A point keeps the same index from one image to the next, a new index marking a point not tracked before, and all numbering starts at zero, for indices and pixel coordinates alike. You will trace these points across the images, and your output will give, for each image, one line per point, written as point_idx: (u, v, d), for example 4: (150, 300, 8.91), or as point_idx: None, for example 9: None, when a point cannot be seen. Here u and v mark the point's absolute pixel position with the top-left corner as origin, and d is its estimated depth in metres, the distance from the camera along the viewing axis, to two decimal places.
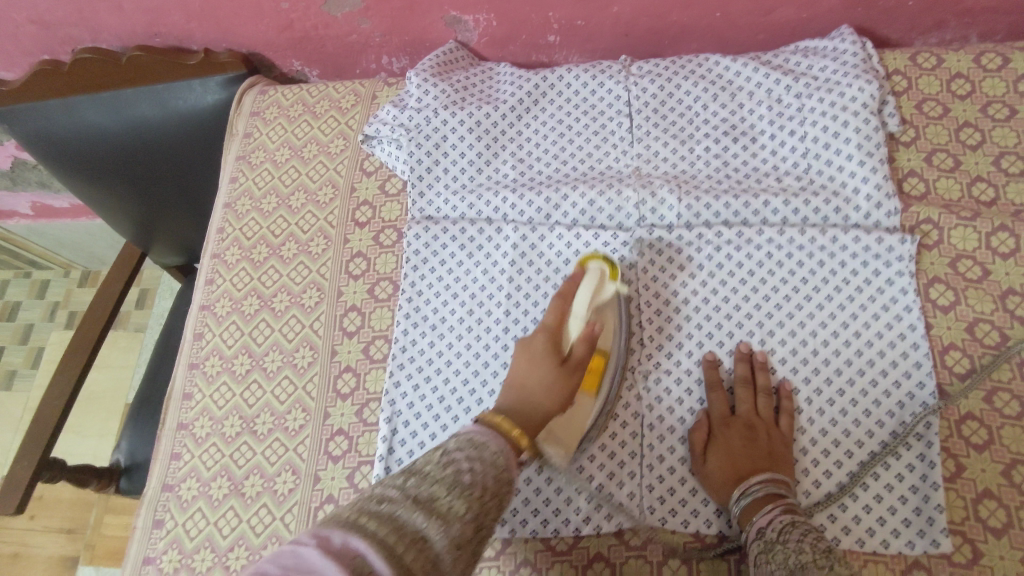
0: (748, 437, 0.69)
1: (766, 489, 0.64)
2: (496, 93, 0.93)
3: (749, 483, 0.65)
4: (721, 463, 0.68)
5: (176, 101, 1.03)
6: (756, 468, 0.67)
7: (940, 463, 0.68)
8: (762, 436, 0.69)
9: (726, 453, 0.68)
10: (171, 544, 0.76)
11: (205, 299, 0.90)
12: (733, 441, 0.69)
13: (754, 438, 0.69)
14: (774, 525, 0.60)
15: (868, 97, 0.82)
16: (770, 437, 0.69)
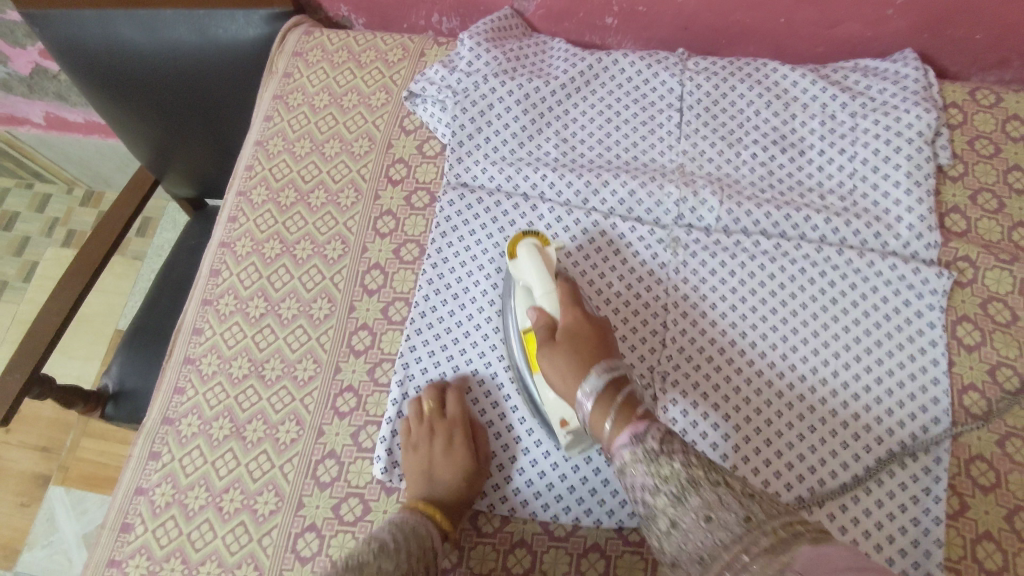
0: (582, 329, 0.67)
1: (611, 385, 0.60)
2: (548, 68, 0.91)
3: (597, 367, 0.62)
4: (569, 354, 0.65)
5: (216, 30, 0.99)
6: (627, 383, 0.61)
7: (946, 500, 0.68)
8: (601, 337, 0.67)
9: (583, 342, 0.65)
10: (165, 478, 0.75)
11: (226, 235, 0.88)
12: (587, 332, 0.67)
13: (606, 343, 0.66)
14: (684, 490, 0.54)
15: (924, 126, 0.81)
16: (600, 338, 0.66)
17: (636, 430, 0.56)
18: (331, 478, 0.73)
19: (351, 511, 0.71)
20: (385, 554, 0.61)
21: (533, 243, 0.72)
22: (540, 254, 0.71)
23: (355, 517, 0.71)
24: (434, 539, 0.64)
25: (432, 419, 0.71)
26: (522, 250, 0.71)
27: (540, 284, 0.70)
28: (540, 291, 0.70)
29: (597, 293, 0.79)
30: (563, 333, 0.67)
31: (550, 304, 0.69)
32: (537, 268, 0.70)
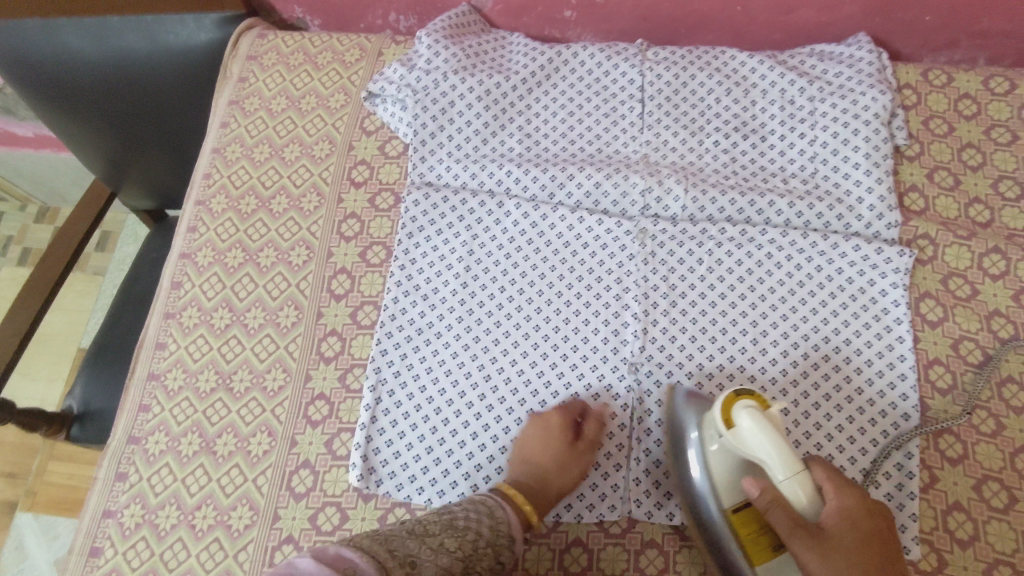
0: (863, 525, 0.55)
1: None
2: (508, 63, 0.90)
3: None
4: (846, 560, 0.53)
5: (166, 35, 0.95)
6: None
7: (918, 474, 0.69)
8: (882, 535, 0.56)
9: (860, 545, 0.54)
10: (134, 498, 0.73)
11: (186, 246, 0.86)
12: (868, 532, 0.55)
13: (882, 537, 0.55)
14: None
15: (880, 108, 0.82)
16: (879, 532, 0.55)
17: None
18: (306, 488, 0.72)
19: (329, 521, 0.70)
20: (452, 530, 0.58)
21: (752, 406, 0.57)
22: (765, 418, 0.56)
23: (333, 526, 0.70)
24: (512, 524, 0.62)
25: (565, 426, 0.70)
26: (739, 416, 0.57)
27: (785, 469, 0.54)
28: (781, 477, 0.55)
29: (568, 288, 0.78)
30: (823, 522, 0.54)
31: (805, 499, 0.54)
32: (778, 454, 0.54)
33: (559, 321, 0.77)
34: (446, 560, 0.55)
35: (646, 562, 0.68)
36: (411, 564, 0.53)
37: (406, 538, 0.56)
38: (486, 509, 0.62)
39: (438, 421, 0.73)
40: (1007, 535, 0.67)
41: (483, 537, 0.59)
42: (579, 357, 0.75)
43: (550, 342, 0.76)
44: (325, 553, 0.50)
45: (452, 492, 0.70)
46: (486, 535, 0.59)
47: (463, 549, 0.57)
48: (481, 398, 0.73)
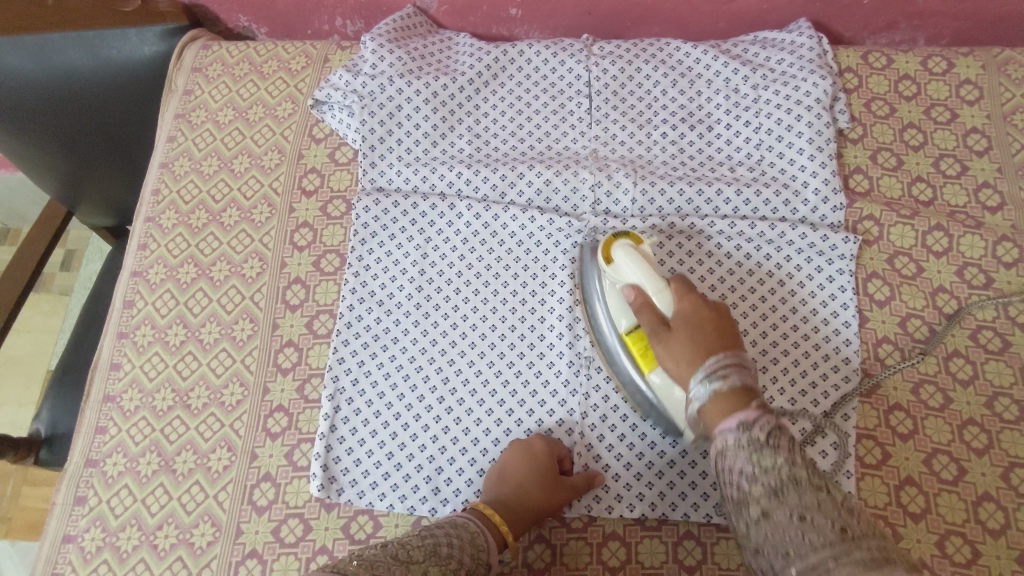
0: (705, 322, 0.60)
1: (740, 376, 0.55)
2: (454, 64, 0.90)
3: (718, 363, 0.56)
4: (686, 345, 0.59)
5: (109, 50, 0.94)
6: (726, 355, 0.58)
7: (853, 453, 0.71)
8: (726, 329, 0.61)
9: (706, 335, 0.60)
10: (94, 522, 0.72)
11: (137, 264, 0.85)
12: (709, 321, 0.61)
13: (724, 327, 0.61)
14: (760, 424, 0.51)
15: (821, 93, 0.83)
16: (723, 327, 0.61)
17: (742, 418, 0.52)
18: (268, 501, 0.72)
19: (292, 533, 0.70)
20: (435, 558, 0.56)
21: (627, 243, 0.66)
22: (638, 252, 0.65)
23: (296, 538, 0.70)
24: (490, 550, 0.62)
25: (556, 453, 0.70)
26: (616, 251, 0.65)
27: (651, 284, 0.63)
28: (650, 290, 0.63)
29: (521, 287, 0.79)
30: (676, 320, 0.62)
31: (664, 302, 0.62)
32: (644, 271, 0.63)
33: (515, 320, 0.77)
34: None
35: (609, 555, 0.68)
36: None
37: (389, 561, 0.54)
38: (460, 533, 0.61)
39: (399, 427, 0.73)
40: (957, 506, 0.69)
41: (465, 566, 0.58)
42: (533, 355, 0.76)
43: (506, 342, 0.76)
44: None
45: (413, 497, 0.70)
46: (469, 564, 0.59)
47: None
48: (439, 401, 0.74)
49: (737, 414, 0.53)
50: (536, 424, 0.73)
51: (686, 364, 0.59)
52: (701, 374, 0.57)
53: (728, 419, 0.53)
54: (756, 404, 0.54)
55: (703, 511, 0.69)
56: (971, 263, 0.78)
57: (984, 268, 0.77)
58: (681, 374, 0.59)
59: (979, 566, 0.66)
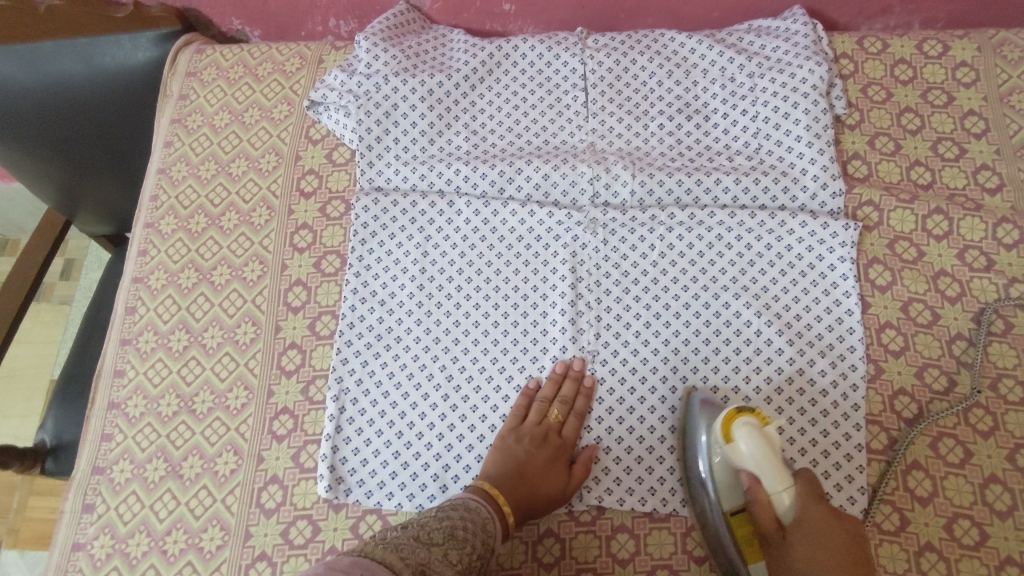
0: (831, 531, 0.58)
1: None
2: (449, 61, 0.90)
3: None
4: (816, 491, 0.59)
5: (102, 57, 0.93)
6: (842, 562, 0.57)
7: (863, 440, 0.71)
8: (851, 537, 0.59)
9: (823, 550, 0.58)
10: (103, 529, 0.72)
11: (137, 271, 0.85)
12: (826, 519, 0.59)
13: (852, 547, 0.58)
14: None
15: (817, 79, 0.83)
16: (852, 543, 0.58)
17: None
18: (276, 504, 0.72)
19: (301, 534, 0.70)
20: (454, 541, 0.56)
21: (751, 421, 0.61)
22: (762, 436, 0.60)
23: (306, 539, 0.70)
24: (496, 536, 0.62)
25: (552, 427, 0.71)
26: (738, 430, 0.61)
27: (774, 483, 0.60)
28: (772, 487, 0.60)
29: (523, 283, 0.79)
30: (794, 527, 0.59)
31: (785, 507, 0.60)
32: (767, 467, 0.59)
33: (517, 316, 0.77)
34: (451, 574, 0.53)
35: (617, 547, 0.68)
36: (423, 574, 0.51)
37: (407, 543, 0.54)
38: (473, 515, 0.61)
39: (405, 425, 0.73)
40: (964, 489, 0.69)
41: (477, 550, 0.58)
42: (537, 350, 0.76)
43: (510, 338, 0.76)
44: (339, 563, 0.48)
45: (421, 495, 0.70)
46: (481, 547, 0.58)
47: (463, 563, 0.55)
48: (444, 399, 0.74)
49: None
50: None
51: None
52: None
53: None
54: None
55: None
56: (971, 246, 0.78)
57: (985, 251, 0.77)
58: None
59: (987, 548, 0.66)
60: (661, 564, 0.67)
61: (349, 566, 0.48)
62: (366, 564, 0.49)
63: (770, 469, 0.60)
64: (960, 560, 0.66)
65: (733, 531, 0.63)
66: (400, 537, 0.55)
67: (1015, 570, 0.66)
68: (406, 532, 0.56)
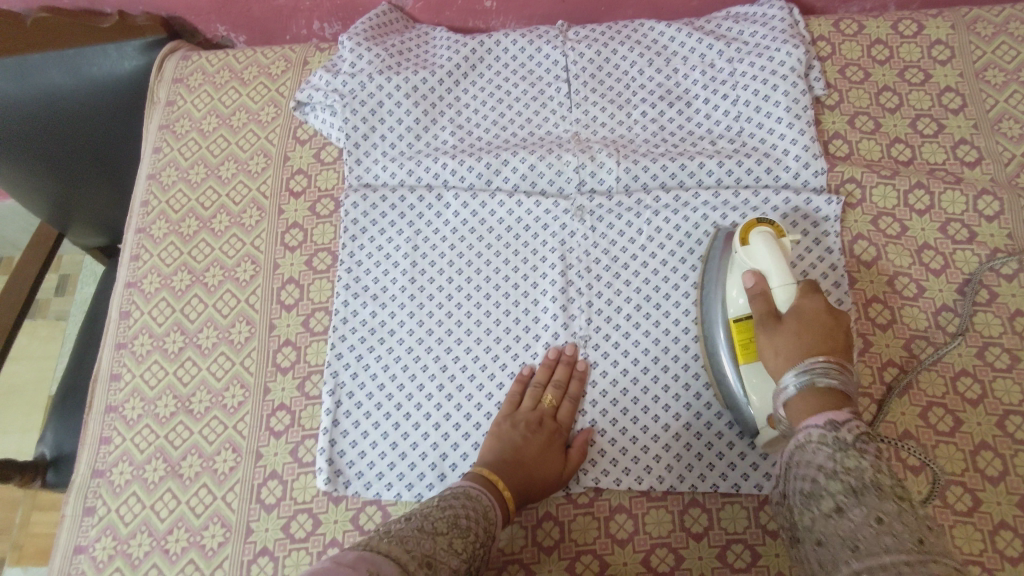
0: (825, 319, 0.63)
1: (840, 377, 0.58)
2: (432, 58, 0.91)
3: (817, 360, 0.59)
4: (792, 342, 0.62)
5: (89, 68, 0.94)
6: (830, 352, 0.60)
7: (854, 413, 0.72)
8: (843, 328, 0.63)
9: (821, 334, 0.62)
10: (105, 531, 0.73)
11: (131, 276, 0.86)
12: (829, 322, 0.63)
13: (836, 333, 0.63)
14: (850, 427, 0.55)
15: (795, 61, 0.85)
16: (839, 330, 0.63)
17: (824, 434, 0.55)
18: (276, 499, 0.72)
19: (302, 527, 0.71)
20: (457, 531, 0.56)
21: (767, 231, 0.69)
22: (775, 241, 0.69)
23: (307, 532, 0.70)
24: (497, 523, 0.62)
25: (547, 412, 0.71)
26: (754, 236, 0.69)
27: (775, 272, 0.66)
28: (775, 281, 0.66)
29: (513, 272, 0.79)
30: (791, 314, 0.64)
31: (783, 297, 0.66)
32: (773, 260, 0.67)
33: (508, 304, 0.78)
34: (456, 564, 0.54)
35: (616, 527, 0.69)
36: (429, 566, 0.51)
37: (411, 535, 0.54)
38: (473, 502, 0.61)
39: (401, 416, 0.74)
40: (956, 456, 0.69)
41: (480, 538, 0.58)
42: (530, 337, 0.77)
43: (503, 326, 0.77)
44: (346, 558, 0.47)
45: (420, 484, 0.71)
46: (483, 535, 0.59)
47: (467, 553, 0.56)
48: (439, 389, 0.75)
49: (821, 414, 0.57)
50: None
51: (784, 358, 0.62)
52: (798, 370, 0.60)
53: (815, 416, 0.57)
54: (845, 411, 0.56)
55: (709, 481, 0.70)
56: (953, 219, 0.79)
57: (967, 223, 0.79)
58: (773, 365, 0.63)
59: (981, 514, 0.67)
60: (660, 542, 0.68)
61: (356, 560, 0.48)
62: (375, 557, 0.48)
63: (776, 267, 0.67)
64: (954, 526, 0.67)
65: (732, 334, 0.69)
66: (405, 530, 0.54)
67: (1010, 534, 0.66)
68: (409, 523, 0.56)
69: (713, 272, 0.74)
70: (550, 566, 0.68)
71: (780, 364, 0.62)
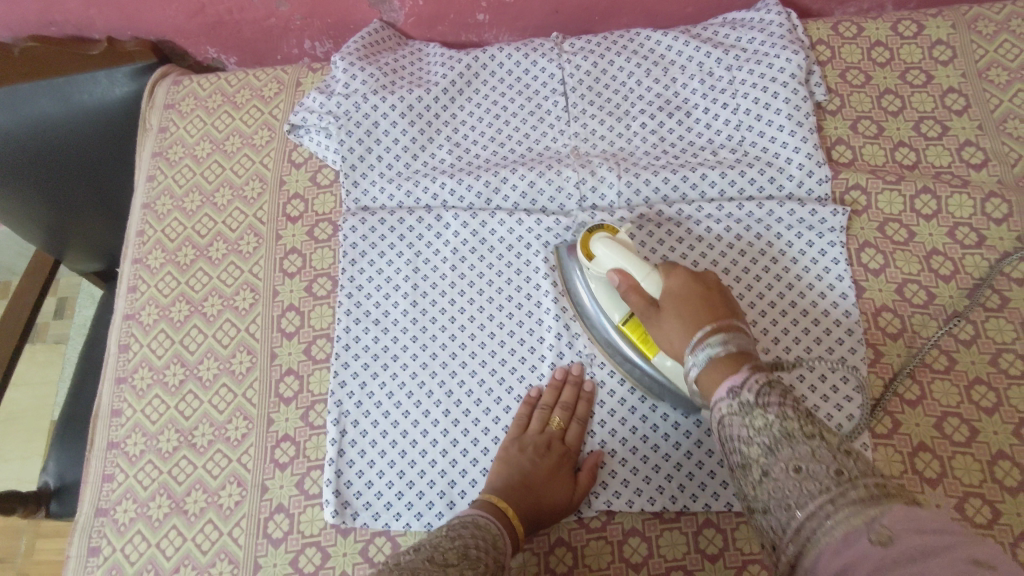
0: (693, 289, 0.62)
1: (736, 342, 0.55)
2: (427, 75, 0.90)
3: (708, 333, 0.57)
4: (675, 317, 0.61)
5: (80, 95, 0.94)
6: (717, 321, 0.58)
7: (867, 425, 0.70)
8: (715, 291, 0.63)
9: (692, 301, 0.61)
10: (110, 571, 0.72)
11: (128, 308, 0.85)
12: (700, 294, 0.62)
13: (715, 296, 0.62)
14: (749, 383, 0.51)
15: (795, 68, 0.83)
16: (713, 297, 0.62)
17: (732, 385, 0.52)
18: (283, 533, 0.71)
19: (310, 562, 0.70)
20: (468, 561, 0.55)
21: (603, 236, 0.69)
22: (614, 242, 0.68)
23: (315, 566, 0.69)
24: (508, 552, 0.61)
25: (555, 435, 0.70)
26: (595, 246, 0.68)
27: (637, 268, 0.65)
28: (639, 274, 0.65)
29: (515, 291, 0.78)
30: (664, 296, 0.63)
31: (653, 282, 0.64)
32: (624, 258, 0.66)
33: (511, 325, 0.77)
34: None
35: (630, 551, 0.68)
36: None
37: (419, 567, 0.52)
38: (482, 532, 0.60)
39: (407, 444, 0.73)
40: (973, 467, 0.68)
41: (491, 566, 0.56)
42: (535, 358, 0.75)
43: (507, 347, 0.76)
44: None
45: (429, 513, 0.70)
46: (494, 564, 0.57)
47: None
48: (445, 415, 0.73)
49: (726, 380, 0.52)
50: None
51: (680, 338, 0.60)
52: (694, 346, 0.57)
53: (722, 384, 0.53)
54: (749, 365, 0.53)
55: (724, 500, 0.68)
56: (961, 223, 0.78)
57: (975, 227, 0.77)
58: (677, 350, 0.61)
59: (1000, 526, 0.66)
60: (675, 565, 0.67)
61: None
62: None
63: (625, 255, 0.66)
64: None
65: (627, 335, 0.69)
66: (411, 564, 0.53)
67: None
68: (416, 556, 0.54)
69: (570, 274, 0.75)
70: None
71: (675, 342, 0.61)
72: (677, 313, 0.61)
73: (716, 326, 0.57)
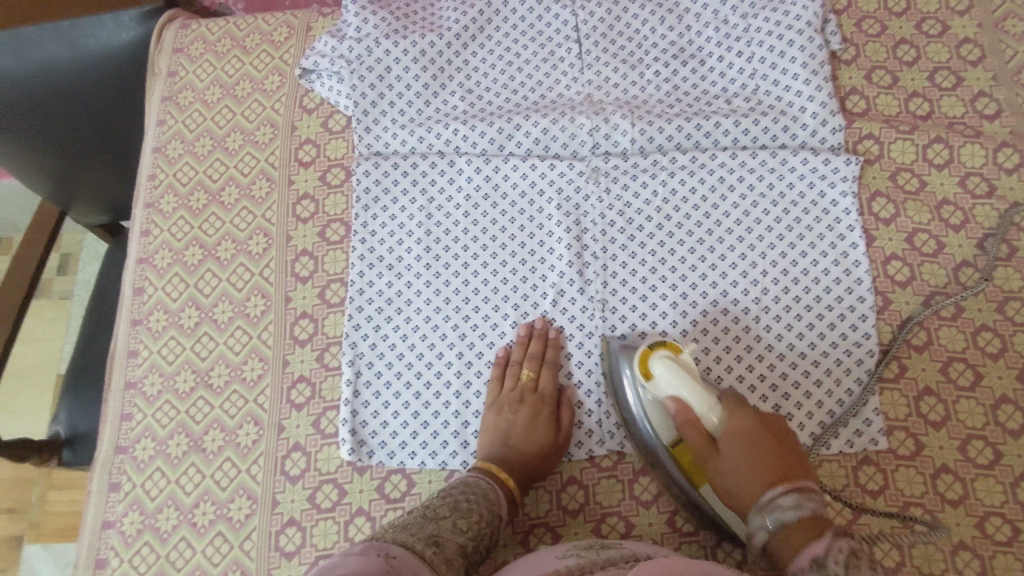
0: (759, 436, 0.57)
1: (806, 503, 0.51)
2: (439, 21, 0.88)
3: (779, 493, 0.53)
4: (737, 461, 0.56)
5: (87, 40, 0.89)
6: (787, 475, 0.54)
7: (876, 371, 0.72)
8: (781, 442, 0.57)
9: (759, 453, 0.56)
10: (131, 506, 0.73)
11: (142, 251, 0.85)
12: (765, 442, 0.57)
13: (780, 442, 0.57)
14: (832, 552, 0.47)
15: (811, 16, 0.83)
16: (779, 442, 0.57)
17: (815, 554, 0.48)
18: (300, 470, 0.72)
19: (328, 498, 0.71)
20: (460, 512, 0.59)
21: (664, 354, 0.62)
22: (678, 364, 0.61)
23: (332, 503, 0.71)
24: (501, 504, 0.64)
25: (526, 387, 0.71)
26: (654, 365, 0.61)
27: (699, 401, 0.59)
28: (699, 408, 0.59)
29: (527, 238, 0.79)
30: (725, 439, 0.58)
31: (712, 421, 0.58)
32: (688, 388, 0.59)
33: (524, 271, 0.77)
34: (464, 539, 0.57)
35: (641, 489, 0.70)
36: (437, 544, 0.54)
37: (415, 521, 0.57)
38: (473, 491, 0.63)
39: (421, 386, 0.74)
40: (976, 411, 0.70)
41: (485, 516, 0.61)
42: (546, 303, 0.76)
43: (518, 294, 0.77)
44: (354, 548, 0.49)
45: (444, 452, 0.72)
46: (488, 514, 0.61)
47: (474, 529, 0.59)
48: (458, 357, 0.75)
49: (807, 550, 0.48)
50: (576, 368, 0.74)
51: (739, 498, 0.56)
52: (761, 507, 0.53)
53: (797, 553, 0.49)
54: (829, 532, 0.49)
55: None
56: (972, 173, 0.78)
57: (987, 177, 0.78)
58: (735, 503, 0.56)
59: (1002, 467, 0.68)
60: (684, 503, 0.69)
61: (364, 550, 0.49)
62: (383, 544, 0.51)
63: (687, 385, 0.59)
64: (976, 479, 0.68)
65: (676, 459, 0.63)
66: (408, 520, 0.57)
67: None
68: (412, 515, 0.58)
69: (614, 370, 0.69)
70: (575, 529, 0.69)
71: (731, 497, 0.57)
72: (739, 469, 0.56)
73: (788, 482, 0.53)
